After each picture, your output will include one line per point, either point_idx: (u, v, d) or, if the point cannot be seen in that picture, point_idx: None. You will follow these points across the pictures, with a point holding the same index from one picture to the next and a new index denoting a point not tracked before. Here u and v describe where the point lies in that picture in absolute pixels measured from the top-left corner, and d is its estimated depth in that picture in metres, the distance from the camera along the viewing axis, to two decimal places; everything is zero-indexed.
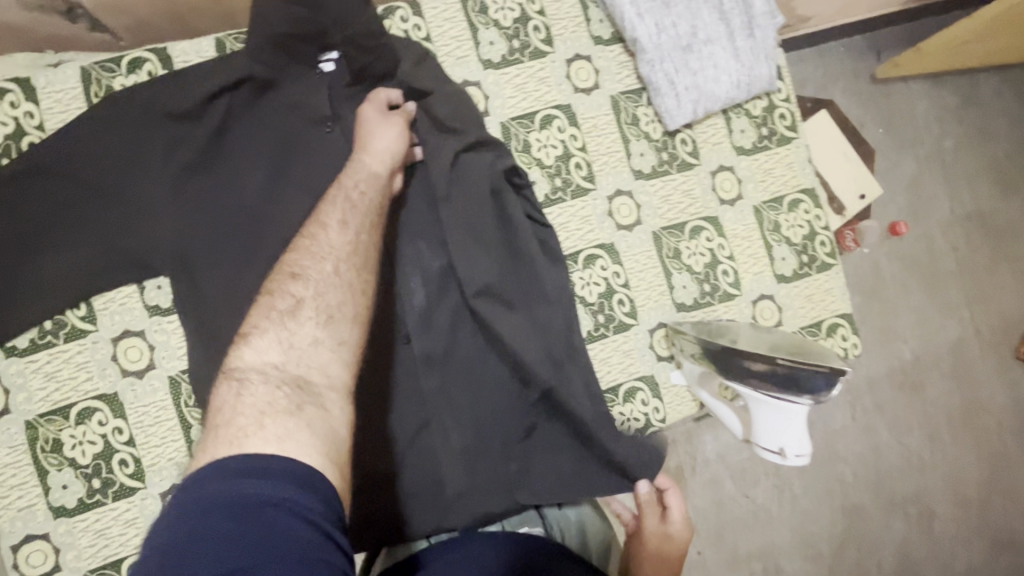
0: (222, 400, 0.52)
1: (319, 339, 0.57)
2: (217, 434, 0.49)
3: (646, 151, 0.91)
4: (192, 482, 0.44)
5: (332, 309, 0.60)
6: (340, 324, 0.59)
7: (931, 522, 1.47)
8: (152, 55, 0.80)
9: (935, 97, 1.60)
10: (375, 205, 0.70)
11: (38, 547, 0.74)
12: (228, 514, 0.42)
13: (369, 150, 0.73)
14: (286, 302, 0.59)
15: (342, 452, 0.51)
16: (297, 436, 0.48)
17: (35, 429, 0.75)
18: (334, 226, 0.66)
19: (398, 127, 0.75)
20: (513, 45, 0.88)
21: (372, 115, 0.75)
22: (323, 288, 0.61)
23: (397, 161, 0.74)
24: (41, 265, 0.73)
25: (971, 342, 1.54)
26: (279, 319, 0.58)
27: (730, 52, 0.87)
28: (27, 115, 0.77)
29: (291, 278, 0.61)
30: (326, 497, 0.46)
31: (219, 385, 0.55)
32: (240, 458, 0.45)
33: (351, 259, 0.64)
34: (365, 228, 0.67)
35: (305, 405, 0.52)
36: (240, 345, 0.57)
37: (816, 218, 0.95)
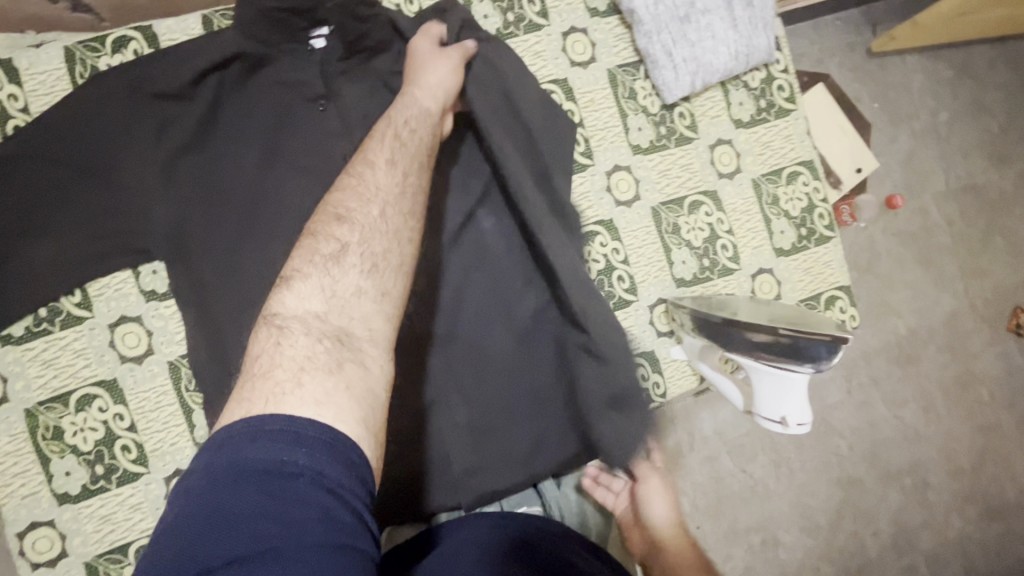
0: (261, 348, 0.52)
1: (363, 289, 0.56)
2: (253, 384, 0.48)
3: (644, 126, 0.90)
4: (229, 439, 0.44)
5: (377, 258, 0.58)
6: (385, 275, 0.58)
7: (925, 491, 1.50)
8: (138, 33, 0.78)
9: (930, 70, 1.59)
10: (427, 144, 0.67)
11: (43, 534, 0.74)
12: (264, 481, 0.41)
13: (421, 86, 0.70)
14: (331, 246, 0.58)
15: (378, 419, 0.50)
16: (336, 399, 0.48)
17: (35, 417, 0.75)
18: (382, 166, 0.63)
19: (453, 62, 0.72)
20: (507, 18, 0.86)
21: (425, 50, 0.72)
22: (368, 234, 0.59)
23: (450, 98, 0.71)
24: (33, 249, 0.71)
25: (965, 315, 1.55)
26: (323, 265, 0.57)
27: (728, 22, 0.86)
28: (10, 98, 0.75)
29: (336, 220, 0.59)
30: (355, 470, 0.45)
31: (258, 329, 0.54)
32: (278, 419, 0.45)
33: (399, 203, 0.62)
34: (414, 170, 0.65)
35: (346, 363, 0.51)
36: (283, 290, 0.56)
37: (814, 190, 0.95)
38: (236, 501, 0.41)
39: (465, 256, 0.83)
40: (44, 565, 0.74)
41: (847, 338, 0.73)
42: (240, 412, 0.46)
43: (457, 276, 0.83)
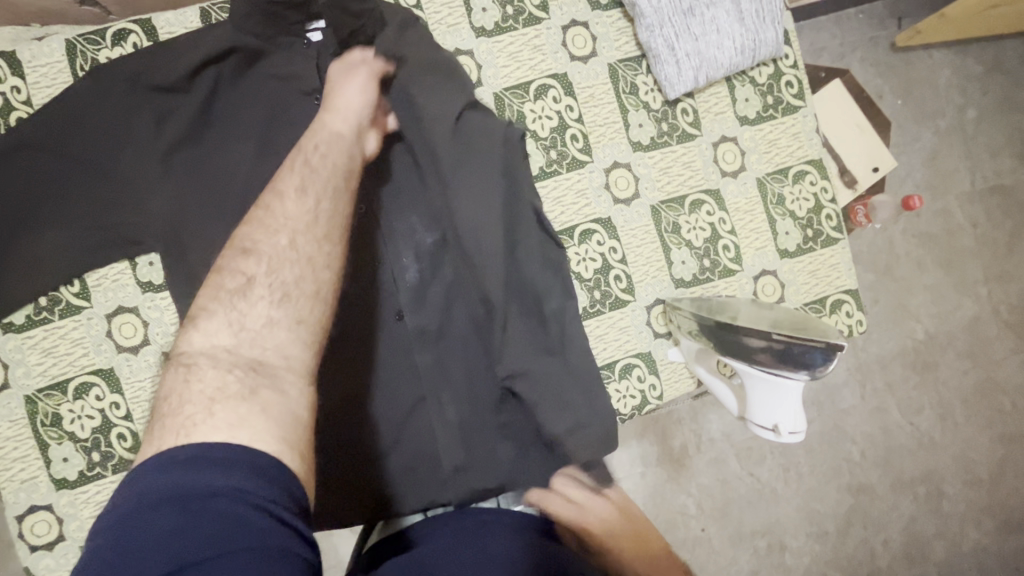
0: (171, 387, 0.52)
1: (274, 320, 0.56)
2: (163, 424, 0.48)
3: (645, 122, 0.88)
4: (144, 475, 0.42)
5: (288, 287, 0.58)
6: (298, 301, 0.58)
7: (940, 501, 1.45)
8: (137, 27, 0.79)
9: (957, 65, 1.52)
10: (337, 167, 0.69)
11: (43, 517, 0.76)
12: (177, 504, 0.40)
13: (332, 111, 0.73)
14: (236, 281, 0.58)
15: (301, 436, 0.49)
16: (251, 422, 0.47)
17: (34, 404, 0.76)
18: (291, 195, 0.64)
19: (362, 84, 0.75)
20: (506, 11, 0.84)
21: (338, 77, 0.76)
22: (276, 264, 0.59)
23: (362, 119, 0.74)
24: (31, 239, 0.73)
25: (988, 321, 1.50)
26: (229, 300, 0.57)
27: (734, 16, 0.83)
28: (14, 91, 0.76)
29: (243, 253, 0.60)
30: (279, 483, 0.44)
31: (169, 370, 0.54)
32: (192, 447, 0.44)
33: (311, 230, 0.63)
34: (325, 195, 0.66)
35: (261, 388, 0.50)
36: (189, 329, 0.56)
37: (822, 190, 0.91)
38: (149, 526, 0.39)
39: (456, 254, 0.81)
40: (42, 548, 0.76)
41: (842, 344, 0.70)
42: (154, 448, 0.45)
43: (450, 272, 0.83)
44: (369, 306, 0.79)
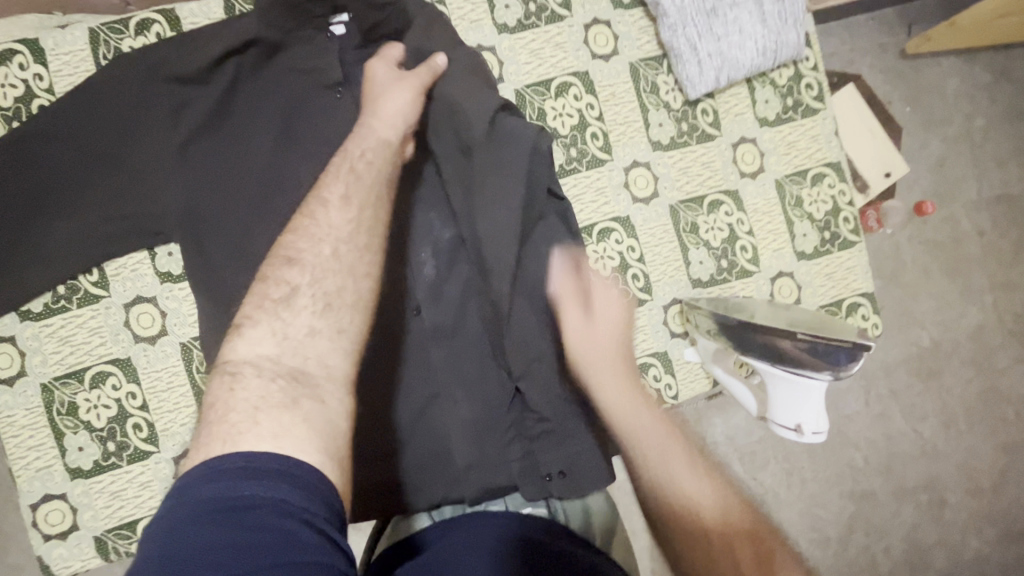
0: (215, 395, 0.51)
1: (317, 330, 0.56)
2: (209, 429, 0.47)
3: (665, 122, 0.88)
4: (187, 484, 0.42)
5: (330, 297, 0.58)
6: (340, 312, 0.58)
7: (942, 508, 1.45)
8: (161, 17, 0.79)
9: (966, 73, 1.53)
10: (382, 175, 0.69)
11: (56, 506, 0.76)
12: (222, 514, 0.40)
13: (378, 115, 0.71)
14: (281, 290, 0.58)
15: (341, 448, 0.50)
16: (293, 432, 0.47)
17: (51, 392, 0.76)
18: (335, 202, 0.64)
19: (411, 86, 0.72)
20: (529, 8, 0.85)
21: (385, 77, 0.74)
22: (321, 273, 0.60)
23: (408, 125, 0.72)
24: (52, 227, 0.73)
25: (992, 329, 1.50)
26: (273, 309, 0.57)
27: (757, 17, 0.83)
28: (36, 78, 0.76)
29: (289, 262, 0.60)
30: (323, 498, 0.44)
31: (212, 379, 0.54)
32: (238, 456, 0.44)
33: (354, 239, 0.63)
34: (369, 203, 0.66)
35: (302, 399, 0.51)
36: (234, 336, 0.56)
37: (840, 193, 0.92)
38: (190, 538, 0.39)
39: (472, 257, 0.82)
40: (56, 537, 0.76)
41: (870, 343, 0.73)
42: (198, 456, 0.45)
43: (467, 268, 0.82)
44: (387, 302, 0.80)
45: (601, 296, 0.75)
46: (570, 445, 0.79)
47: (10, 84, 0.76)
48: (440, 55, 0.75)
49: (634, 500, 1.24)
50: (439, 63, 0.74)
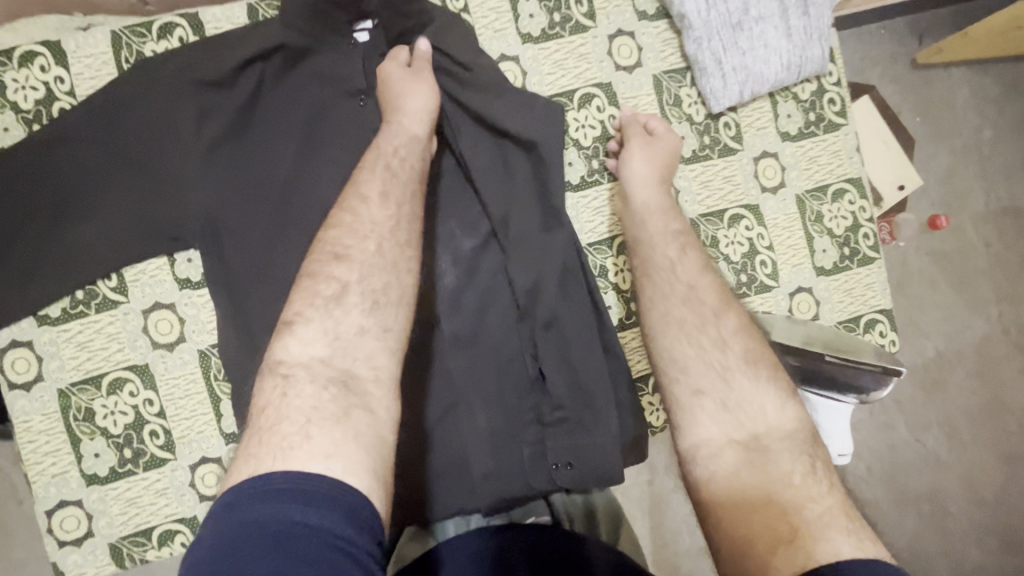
0: (267, 399, 0.52)
1: (365, 328, 0.57)
2: (260, 440, 0.48)
3: (687, 135, 0.87)
4: (242, 499, 0.43)
5: (378, 294, 0.59)
6: (386, 309, 0.59)
7: (944, 519, 1.45)
8: (184, 21, 0.78)
9: (977, 84, 1.53)
10: (416, 169, 0.70)
11: (71, 512, 0.75)
12: (275, 541, 0.40)
13: (406, 111, 0.71)
14: (331, 287, 0.59)
15: (387, 464, 0.51)
16: (344, 450, 0.48)
17: (68, 398, 0.76)
18: (375, 199, 0.65)
19: (431, 80, 0.73)
20: (553, 19, 0.84)
21: (401, 75, 0.73)
22: (367, 272, 0.60)
23: (434, 119, 0.73)
24: (73, 232, 0.72)
25: (999, 342, 1.50)
26: (324, 307, 0.57)
27: (783, 31, 0.83)
28: (57, 81, 0.76)
29: (336, 258, 0.60)
30: (369, 528, 0.45)
31: (263, 380, 0.54)
32: (290, 476, 0.44)
33: (394, 236, 0.64)
34: (406, 200, 0.67)
35: (353, 410, 0.51)
36: (285, 334, 0.56)
37: (861, 210, 0.91)
38: (247, 561, 0.39)
39: (496, 256, 0.82)
40: (71, 544, 0.76)
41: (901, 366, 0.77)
42: (249, 469, 0.46)
43: (487, 277, 0.83)
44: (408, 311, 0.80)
45: (662, 143, 0.80)
46: (580, 440, 0.79)
47: (31, 87, 0.75)
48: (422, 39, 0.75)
49: (638, 507, 1.24)
50: (424, 50, 0.75)
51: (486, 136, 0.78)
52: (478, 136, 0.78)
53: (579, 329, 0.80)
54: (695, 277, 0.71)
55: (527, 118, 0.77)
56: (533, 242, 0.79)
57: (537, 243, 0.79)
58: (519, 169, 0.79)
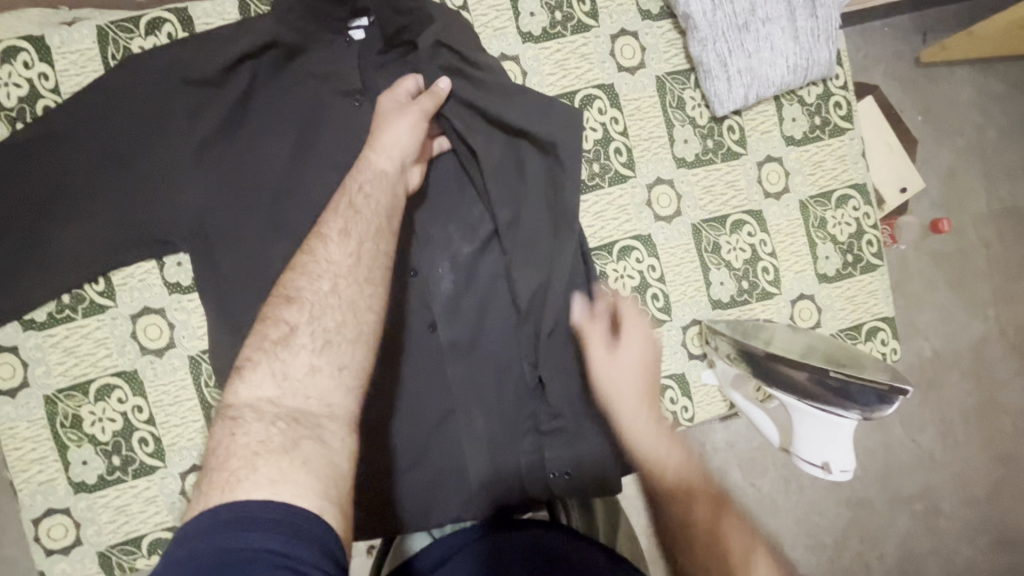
0: (216, 441, 0.50)
1: (317, 367, 0.55)
2: (210, 477, 0.47)
3: (690, 138, 0.85)
4: (186, 536, 0.42)
5: (329, 334, 0.57)
6: (340, 348, 0.56)
7: (937, 519, 1.46)
8: (172, 16, 0.75)
9: (981, 84, 1.51)
10: (382, 206, 0.66)
11: (59, 520, 0.74)
12: (218, 569, 0.39)
13: (377, 147, 0.69)
14: (279, 330, 0.57)
15: (343, 492, 0.49)
16: (292, 478, 0.46)
17: (54, 404, 0.74)
18: (333, 239, 0.62)
19: (412, 118, 0.70)
20: (555, 17, 0.82)
21: (388, 107, 0.71)
22: (319, 311, 0.58)
23: (409, 156, 0.70)
24: (59, 235, 0.70)
25: (996, 344, 1.49)
26: (272, 350, 0.55)
27: (789, 33, 0.81)
28: (42, 77, 0.73)
29: (286, 302, 0.59)
30: (320, 545, 0.43)
31: (214, 423, 0.53)
32: (234, 507, 0.43)
33: (353, 274, 0.61)
34: (368, 236, 0.63)
35: (301, 441, 0.50)
36: (234, 379, 0.54)
37: (864, 216, 0.90)
38: None
39: (495, 261, 0.81)
40: (59, 552, 0.74)
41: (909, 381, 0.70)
42: (197, 505, 0.45)
43: (485, 283, 0.81)
44: (402, 318, 0.78)
45: (634, 335, 0.69)
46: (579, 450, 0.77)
47: (15, 84, 0.73)
48: (444, 79, 0.73)
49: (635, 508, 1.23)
50: (441, 89, 0.72)
51: (497, 136, 0.75)
52: (485, 138, 0.75)
53: (580, 338, 0.79)
54: (709, 517, 0.59)
55: (537, 120, 0.74)
56: (524, 256, 0.77)
57: (545, 245, 0.76)
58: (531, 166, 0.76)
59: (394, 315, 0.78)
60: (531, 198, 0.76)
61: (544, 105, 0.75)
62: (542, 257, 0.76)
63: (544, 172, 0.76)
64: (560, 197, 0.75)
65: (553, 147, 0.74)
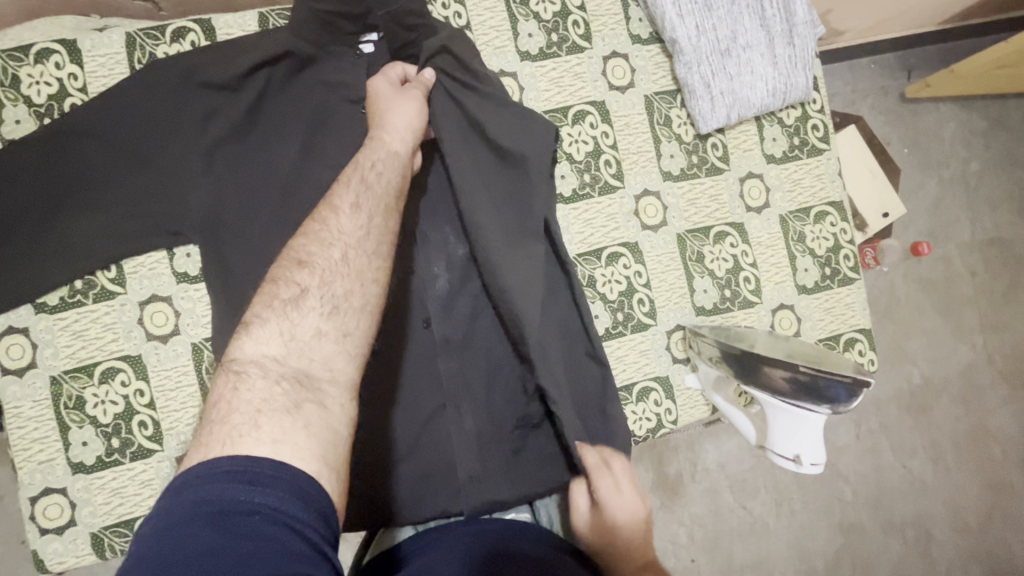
0: (219, 394, 0.53)
1: (322, 331, 0.59)
2: (212, 429, 0.50)
3: (676, 153, 0.91)
4: (187, 482, 0.44)
5: (337, 300, 0.61)
6: (346, 315, 0.61)
7: (930, 547, 1.46)
8: (196, 26, 0.81)
9: (962, 119, 1.58)
10: (393, 185, 0.70)
11: (56, 500, 0.76)
12: (215, 518, 0.42)
13: (388, 130, 0.73)
14: (290, 291, 0.60)
15: (340, 456, 0.52)
16: (294, 437, 0.50)
17: (60, 385, 0.77)
18: (346, 211, 0.66)
19: (416, 101, 0.75)
20: (551, 38, 0.88)
21: (388, 93, 0.75)
22: (329, 277, 0.62)
23: (416, 139, 0.75)
24: (75, 223, 0.74)
25: (983, 370, 1.52)
26: (281, 309, 0.59)
27: (768, 60, 0.87)
28: (71, 77, 0.79)
29: (298, 265, 0.62)
30: (312, 505, 0.46)
31: (217, 377, 0.56)
32: (234, 459, 0.46)
33: (362, 246, 0.65)
34: (379, 212, 0.68)
35: (304, 403, 0.53)
36: (242, 335, 0.58)
37: (841, 231, 0.95)
38: (187, 540, 0.41)
39: None
40: (53, 532, 0.76)
41: (869, 373, 0.75)
42: (198, 456, 0.48)
43: (479, 284, 0.85)
44: (399, 313, 0.82)
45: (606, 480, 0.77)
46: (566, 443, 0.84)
47: (45, 82, 0.78)
48: (428, 69, 0.79)
49: None
50: (428, 77, 0.78)
51: (483, 150, 0.80)
52: (469, 143, 0.80)
53: (559, 328, 0.84)
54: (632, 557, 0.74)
55: (516, 132, 0.80)
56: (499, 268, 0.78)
57: (522, 254, 0.79)
58: (505, 179, 0.82)
59: (390, 311, 0.82)
60: (507, 208, 0.81)
61: (526, 116, 0.81)
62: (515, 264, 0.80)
63: (517, 182, 0.82)
64: (531, 205, 0.81)
65: (526, 158, 0.80)
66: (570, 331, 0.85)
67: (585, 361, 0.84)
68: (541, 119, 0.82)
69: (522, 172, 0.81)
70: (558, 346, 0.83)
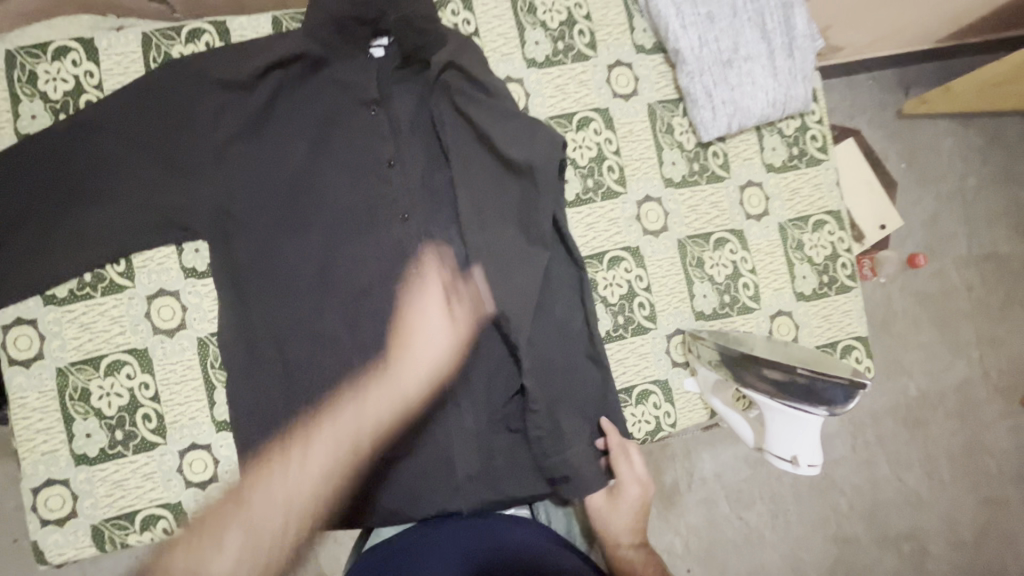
0: (171, 564, 0.67)
1: (239, 560, 0.66)
2: None
3: (678, 160, 0.93)
4: None
5: (257, 539, 0.68)
6: (260, 551, 0.67)
7: (925, 561, 1.46)
8: (211, 27, 0.83)
9: (959, 135, 1.61)
10: (345, 462, 0.78)
11: (57, 492, 0.76)
12: None
13: (415, 358, 0.82)
14: (234, 510, 0.72)
15: None
16: None
17: (66, 376, 0.78)
18: (297, 464, 0.76)
19: (454, 333, 0.84)
20: (557, 46, 0.90)
21: (435, 299, 0.84)
22: (272, 484, 0.73)
23: (445, 362, 0.83)
24: (86, 216, 0.75)
25: (979, 384, 1.54)
26: (218, 543, 0.68)
27: (769, 71, 0.89)
28: (87, 74, 0.80)
29: (241, 495, 0.73)
30: None
31: (160, 556, 0.70)
32: None
33: (308, 471, 0.76)
34: (326, 473, 0.77)
35: None
36: (170, 553, 0.68)
37: (839, 240, 0.96)
38: None
39: None
40: (53, 523, 0.76)
41: (867, 376, 0.75)
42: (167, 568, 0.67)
43: None
44: (403, 312, 0.83)
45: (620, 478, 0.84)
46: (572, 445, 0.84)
47: (62, 79, 0.80)
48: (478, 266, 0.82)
49: None
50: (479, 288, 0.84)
51: (487, 159, 0.83)
52: (475, 154, 0.83)
53: (561, 335, 0.84)
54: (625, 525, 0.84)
55: (520, 142, 0.81)
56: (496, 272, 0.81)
57: (523, 260, 0.82)
58: (510, 189, 0.83)
59: (394, 310, 0.82)
60: (509, 215, 0.83)
61: (531, 126, 0.82)
62: (518, 272, 0.81)
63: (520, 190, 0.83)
64: (534, 211, 0.82)
65: (531, 168, 0.81)
66: (568, 337, 0.85)
67: (585, 364, 0.85)
68: (547, 128, 0.83)
69: (527, 181, 0.82)
70: (557, 351, 0.84)
